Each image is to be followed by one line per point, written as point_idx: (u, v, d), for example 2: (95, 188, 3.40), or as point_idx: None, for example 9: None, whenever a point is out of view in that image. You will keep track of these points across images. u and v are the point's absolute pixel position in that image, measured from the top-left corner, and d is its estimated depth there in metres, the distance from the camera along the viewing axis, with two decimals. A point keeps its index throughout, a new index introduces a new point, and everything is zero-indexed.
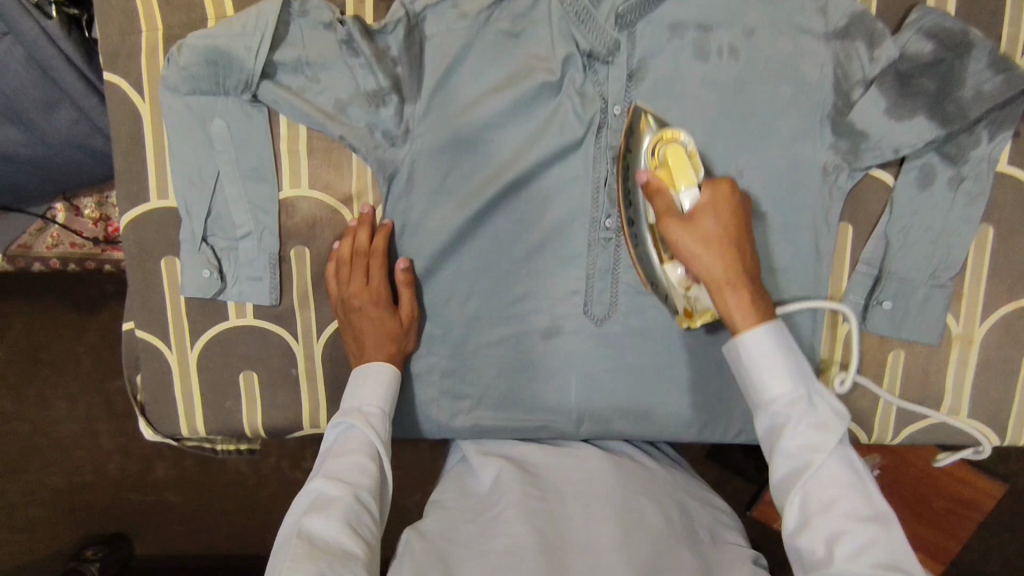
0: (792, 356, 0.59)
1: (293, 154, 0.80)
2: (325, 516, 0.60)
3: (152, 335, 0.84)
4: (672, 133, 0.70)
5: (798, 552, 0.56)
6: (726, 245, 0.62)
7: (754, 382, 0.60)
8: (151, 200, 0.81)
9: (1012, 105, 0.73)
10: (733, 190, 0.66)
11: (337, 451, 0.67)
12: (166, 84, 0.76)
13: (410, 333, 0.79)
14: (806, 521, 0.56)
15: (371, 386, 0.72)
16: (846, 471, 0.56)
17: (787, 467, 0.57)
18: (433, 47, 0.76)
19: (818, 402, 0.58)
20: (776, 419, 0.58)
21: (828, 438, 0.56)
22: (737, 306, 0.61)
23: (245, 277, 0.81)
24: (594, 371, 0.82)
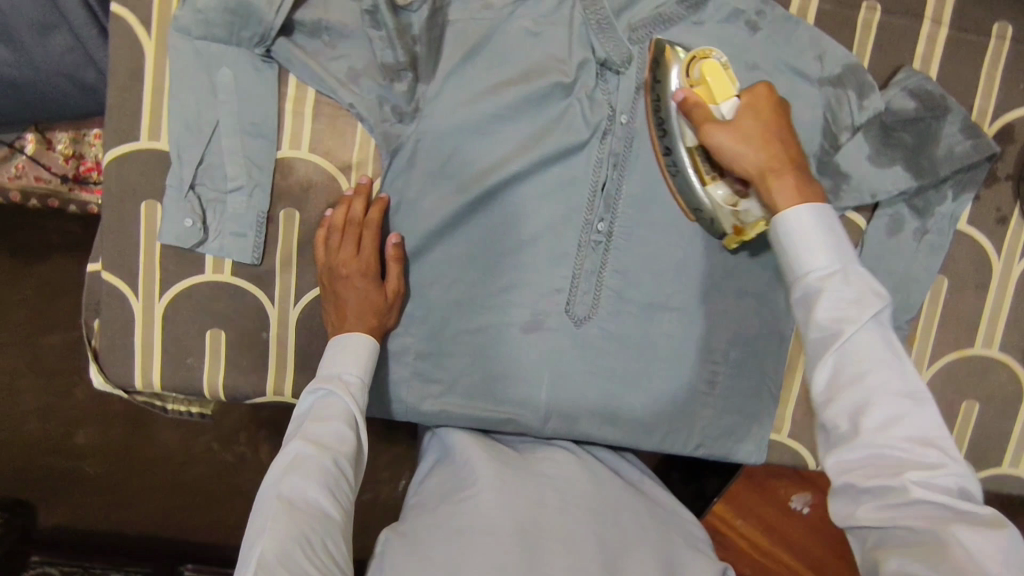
0: (830, 232, 0.58)
1: (298, 116, 0.79)
2: (306, 480, 0.60)
3: (118, 279, 0.81)
4: (702, 52, 0.72)
5: (828, 417, 0.55)
6: (770, 139, 0.65)
7: (791, 257, 0.59)
8: (139, 140, 0.78)
9: (975, 169, 0.79)
10: (770, 93, 0.68)
11: (317, 415, 0.67)
12: (177, 25, 0.74)
13: (392, 310, 0.79)
14: (834, 396, 0.55)
15: (352, 355, 0.73)
16: (882, 345, 0.54)
17: (821, 333, 0.55)
18: (454, 32, 0.77)
19: (856, 279, 0.56)
20: (811, 290, 0.57)
21: (864, 307, 0.54)
22: (784, 186, 0.61)
23: (229, 232, 0.80)
24: (566, 371, 0.84)
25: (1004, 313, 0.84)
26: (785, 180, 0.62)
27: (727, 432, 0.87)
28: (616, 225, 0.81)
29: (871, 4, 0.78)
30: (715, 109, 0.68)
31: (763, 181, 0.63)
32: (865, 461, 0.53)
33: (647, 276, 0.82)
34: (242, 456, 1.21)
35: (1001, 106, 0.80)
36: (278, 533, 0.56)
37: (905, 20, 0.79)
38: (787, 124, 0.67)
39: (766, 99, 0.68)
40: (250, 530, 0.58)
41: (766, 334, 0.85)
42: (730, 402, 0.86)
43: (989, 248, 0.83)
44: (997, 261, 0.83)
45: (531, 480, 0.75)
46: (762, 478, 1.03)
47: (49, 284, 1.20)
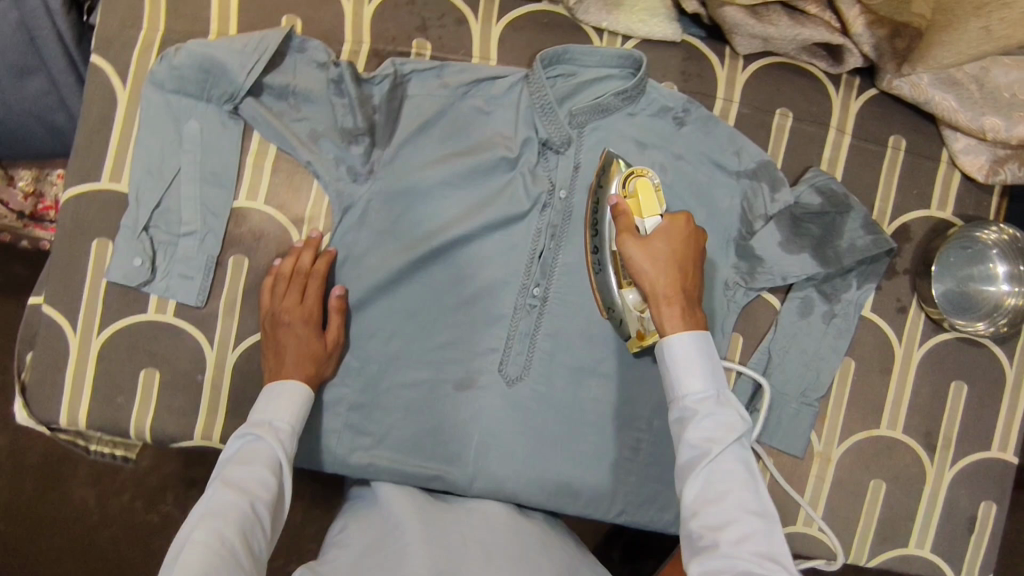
0: (710, 360, 0.68)
1: (257, 170, 0.84)
2: (223, 522, 0.60)
3: (58, 313, 0.82)
4: (641, 170, 0.80)
5: (694, 528, 0.63)
6: (672, 265, 0.72)
7: (672, 379, 0.68)
8: (100, 181, 0.81)
9: (876, 262, 0.88)
10: (688, 224, 0.74)
11: (240, 459, 0.67)
12: (152, 78, 0.80)
13: (330, 361, 0.81)
14: (699, 507, 0.63)
15: (284, 403, 0.73)
16: (741, 469, 0.64)
17: (692, 450, 0.64)
18: (413, 106, 0.84)
19: (725, 403, 0.66)
20: (686, 412, 0.66)
21: (728, 432, 0.64)
22: (670, 314, 0.69)
23: (177, 273, 0.82)
24: (496, 431, 0.86)
25: (906, 397, 0.91)
26: (680, 306, 0.70)
27: (649, 500, 0.89)
28: (550, 291, 0.86)
29: (784, 111, 0.89)
30: (639, 222, 0.75)
31: (652, 303, 0.71)
32: (726, 571, 0.59)
33: (578, 341, 0.87)
34: (165, 518, 1.16)
35: (897, 209, 0.90)
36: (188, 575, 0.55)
37: (813, 128, 0.89)
38: (698, 259, 0.74)
39: (684, 230, 0.74)
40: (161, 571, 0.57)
41: None
42: (651, 469, 0.89)
43: (891, 334, 0.91)
44: (899, 347, 0.91)
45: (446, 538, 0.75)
46: None
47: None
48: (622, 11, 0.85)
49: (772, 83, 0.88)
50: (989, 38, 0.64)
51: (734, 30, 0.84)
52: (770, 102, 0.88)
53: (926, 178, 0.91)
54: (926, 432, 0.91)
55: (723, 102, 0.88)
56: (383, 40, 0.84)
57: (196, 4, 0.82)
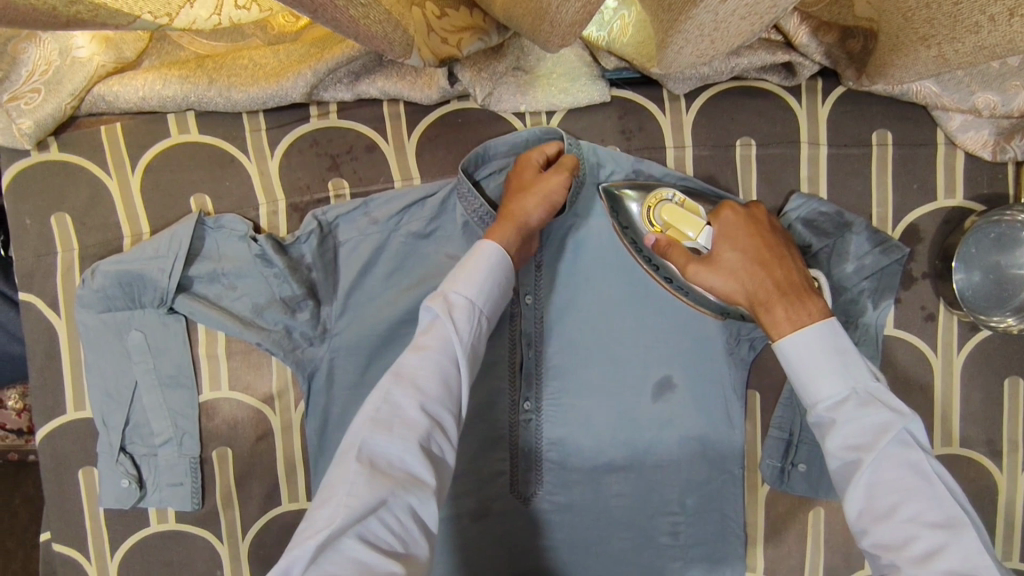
0: (839, 352, 0.61)
1: (213, 358, 0.81)
2: (388, 486, 0.55)
3: (69, 547, 0.82)
4: (655, 195, 0.73)
5: (868, 547, 0.57)
6: (754, 268, 0.68)
7: (799, 386, 0.63)
8: (67, 413, 0.80)
9: (890, 275, 0.78)
10: (736, 213, 0.71)
11: (419, 345, 0.63)
12: (81, 302, 0.77)
13: (527, 200, 0.73)
14: (868, 522, 0.57)
15: (467, 271, 0.67)
16: (908, 472, 0.56)
17: (842, 461, 0.59)
18: (348, 252, 0.79)
19: (867, 401, 0.59)
20: (824, 420, 0.61)
21: (877, 436, 0.57)
22: (777, 320, 0.64)
23: (165, 483, 0.80)
24: (526, 549, 0.83)
25: (956, 407, 0.82)
26: (786, 298, 0.65)
27: None
28: (543, 400, 0.81)
29: (745, 141, 0.80)
30: (693, 243, 0.71)
31: (759, 313, 0.66)
32: None
33: (587, 442, 0.82)
34: None
35: (899, 210, 0.80)
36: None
37: (782, 148, 0.80)
38: (773, 239, 0.70)
39: (736, 219, 0.71)
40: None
41: (719, 477, 0.83)
42: (696, 550, 0.84)
43: (925, 348, 0.82)
44: (936, 359, 0.82)
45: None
46: None
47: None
48: (537, 88, 0.77)
49: (724, 114, 0.79)
50: (944, 64, 0.55)
51: (666, 78, 0.75)
52: (726, 136, 0.80)
53: (924, 168, 0.80)
54: (988, 440, 0.82)
55: (675, 152, 0.80)
56: (297, 192, 0.79)
57: (102, 211, 0.78)
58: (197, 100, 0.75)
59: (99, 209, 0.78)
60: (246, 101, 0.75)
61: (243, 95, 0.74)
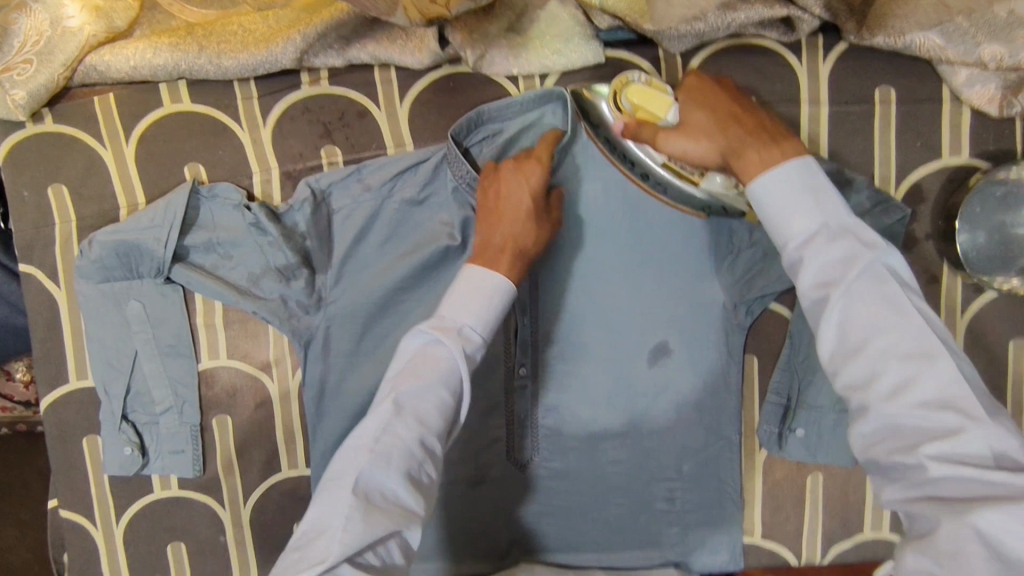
0: (810, 188, 0.58)
1: (210, 327, 0.81)
2: (385, 521, 0.53)
3: (76, 514, 0.83)
4: (620, 79, 0.73)
5: (841, 388, 0.55)
6: (725, 126, 0.66)
7: (772, 229, 0.59)
8: (69, 382, 0.81)
9: (892, 236, 0.76)
10: (701, 80, 0.70)
11: (417, 370, 0.60)
12: (80, 273, 0.78)
13: (540, 236, 0.72)
14: (839, 360, 0.54)
15: (473, 296, 0.65)
16: (879, 297, 0.53)
17: (813, 300, 0.56)
18: (341, 220, 0.78)
19: (839, 237, 0.56)
20: (795, 262, 0.57)
21: (848, 271, 0.54)
22: (752, 162, 0.62)
23: (167, 450, 0.82)
24: (524, 514, 0.84)
25: None
26: (757, 139, 0.63)
27: (699, 544, 0.84)
28: (538, 365, 0.81)
29: (745, 99, 0.78)
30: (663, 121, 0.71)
31: (733, 164, 0.64)
32: (889, 435, 0.52)
33: (583, 408, 0.82)
34: None
35: (903, 169, 0.78)
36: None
37: (781, 107, 0.78)
38: (739, 98, 0.68)
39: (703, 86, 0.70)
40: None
41: (716, 442, 0.82)
42: (694, 515, 0.83)
43: (928, 311, 0.80)
44: (940, 323, 0.80)
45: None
46: None
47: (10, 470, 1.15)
48: (529, 51, 0.77)
49: (720, 74, 0.78)
50: None
51: (659, 38, 0.74)
52: None
53: (929, 125, 0.78)
54: (992, 403, 0.81)
55: None
56: (290, 160, 0.79)
57: (98, 181, 0.79)
58: (188, 68, 0.75)
59: (95, 179, 0.78)
60: (236, 68, 0.75)
61: (232, 62, 0.75)
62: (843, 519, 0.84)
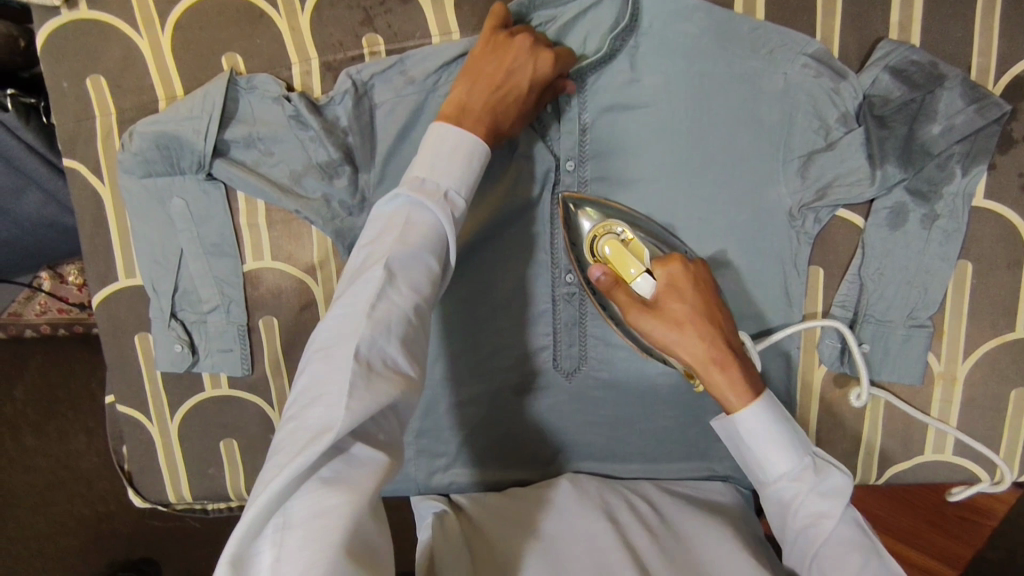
0: (785, 425, 0.60)
1: (254, 227, 0.79)
2: (392, 390, 0.48)
3: (133, 409, 0.86)
4: (604, 227, 0.72)
5: None
6: (702, 325, 0.64)
7: (756, 459, 0.61)
8: (118, 280, 0.82)
9: (983, 137, 0.71)
10: (685, 267, 0.68)
11: (407, 233, 0.55)
12: (122, 167, 0.76)
13: (515, 124, 0.68)
14: (813, 548, 0.58)
15: (459, 158, 0.60)
16: (862, 536, 0.57)
17: (802, 534, 0.59)
18: (383, 114, 0.74)
19: (823, 478, 0.59)
20: (784, 495, 0.60)
21: (836, 503, 0.57)
22: (727, 386, 0.62)
23: (216, 349, 0.82)
24: (569, 423, 0.83)
25: None
26: (727, 369, 0.62)
27: None
28: None
29: None
30: (635, 285, 0.68)
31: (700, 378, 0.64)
32: None
33: None
34: None
35: (1005, 60, 0.71)
36: (338, 550, 0.42)
37: None
38: (720, 308, 0.66)
39: (682, 272, 0.67)
40: (316, 510, 0.44)
41: None
42: None
43: (1018, 222, 0.74)
44: None
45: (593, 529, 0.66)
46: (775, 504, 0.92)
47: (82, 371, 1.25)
48: None
49: None
50: None
51: None
52: None
53: None
54: None
55: None
56: (331, 49, 0.76)
57: (136, 72, 0.76)
58: None
59: (133, 70, 0.76)
60: None
61: None
62: (906, 440, 0.80)
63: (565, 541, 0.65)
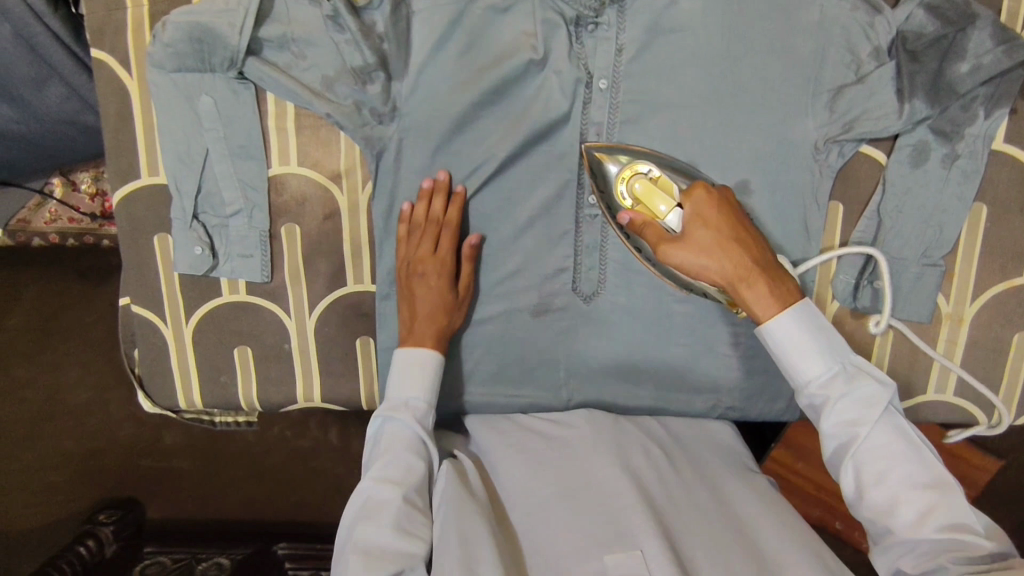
0: (817, 331, 0.64)
1: (282, 132, 0.79)
2: (385, 566, 0.65)
3: (147, 310, 0.86)
4: (631, 167, 0.72)
5: (864, 514, 0.62)
6: (728, 246, 0.66)
7: (787, 368, 0.66)
8: (141, 178, 0.81)
9: (1009, 79, 0.72)
10: (708, 193, 0.69)
11: (385, 448, 0.73)
12: (152, 60, 0.76)
13: (461, 303, 0.80)
14: (848, 455, 0.63)
15: (417, 377, 0.76)
16: (900, 440, 0.62)
17: (837, 441, 0.64)
18: (421, 23, 0.75)
19: (853, 386, 0.63)
20: (816, 400, 0.65)
21: (869, 410, 0.62)
22: (757, 299, 0.65)
23: (236, 254, 0.82)
24: (583, 347, 0.84)
25: None
26: (756, 287, 0.65)
27: (757, 391, 0.84)
28: None
29: None
30: (663, 220, 0.69)
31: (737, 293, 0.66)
32: (910, 552, 0.60)
33: None
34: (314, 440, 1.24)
35: None
36: None
37: None
38: (752, 230, 0.68)
39: (707, 200, 0.68)
40: None
41: None
42: (755, 361, 0.83)
43: None
44: None
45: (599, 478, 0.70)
46: None
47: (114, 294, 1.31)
48: None
49: None
50: None
51: None
52: None
53: None
54: None
55: None
56: None
57: None
58: None
59: None
60: None
61: None
62: (908, 378, 0.83)
63: (561, 498, 0.69)
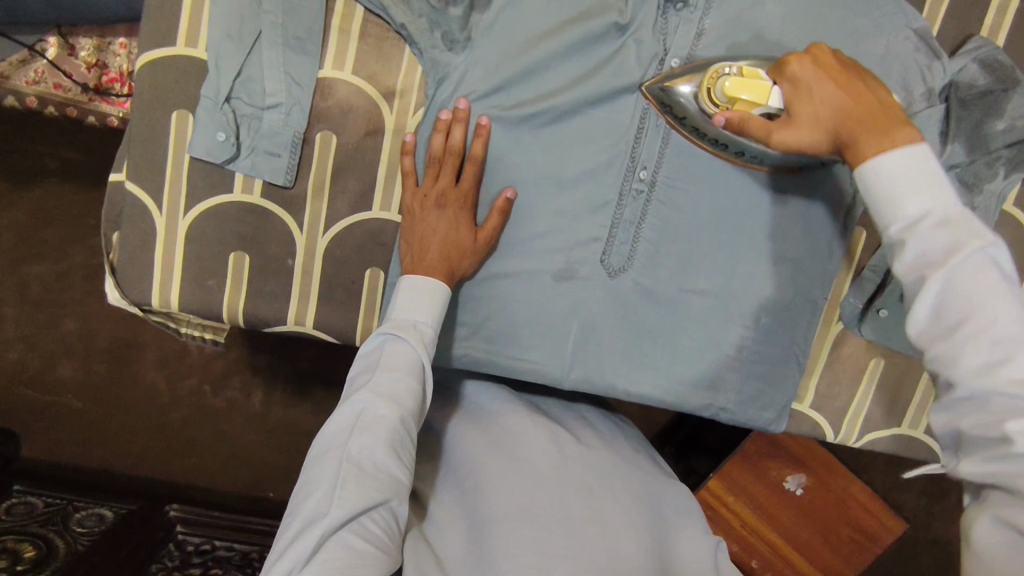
0: (899, 171, 0.52)
1: (344, 34, 0.76)
2: (374, 490, 0.62)
3: (141, 192, 0.78)
4: (711, 75, 0.70)
5: (930, 360, 0.51)
6: (835, 113, 0.58)
7: (873, 208, 0.54)
8: (175, 46, 0.74)
9: None
10: (809, 57, 0.61)
11: (387, 365, 0.68)
12: None
13: (477, 241, 0.77)
14: (919, 299, 0.50)
15: (425, 302, 0.72)
16: (987, 277, 0.48)
17: (913, 284, 0.51)
18: None
19: (947, 219, 0.50)
20: (896, 244, 0.52)
21: (955, 254, 0.49)
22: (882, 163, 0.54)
23: (262, 150, 0.76)
24: (596, 324, 0.82)
25: None
26: (876, 131, 0.55)
27: (752, 397, 0.86)
28: (660, 174, 0.78)
29: None
30: (763, 110, 0.64)
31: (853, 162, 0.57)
32: (975, 407, 0.48)
33: (684, 237, 0.80)
34: (230, 401, 1.29)
35: None
36: None
37: None
38: (862, 86, 0.59)
39: (811, 62, 0.61)
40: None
41: (800, 304, 0.84)
42: (757, 369, 0.85)
43: None
44: None
45: (553, 506, 0.70)
46: (756, 459, 1.07)
47: (50, 211, 1.24)
48: None
49: None
50: None
51: None
52: None
53: None
54: None
55: None
56: None
57: None
58: None
59: None
60: None
61: None
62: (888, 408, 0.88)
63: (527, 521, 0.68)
